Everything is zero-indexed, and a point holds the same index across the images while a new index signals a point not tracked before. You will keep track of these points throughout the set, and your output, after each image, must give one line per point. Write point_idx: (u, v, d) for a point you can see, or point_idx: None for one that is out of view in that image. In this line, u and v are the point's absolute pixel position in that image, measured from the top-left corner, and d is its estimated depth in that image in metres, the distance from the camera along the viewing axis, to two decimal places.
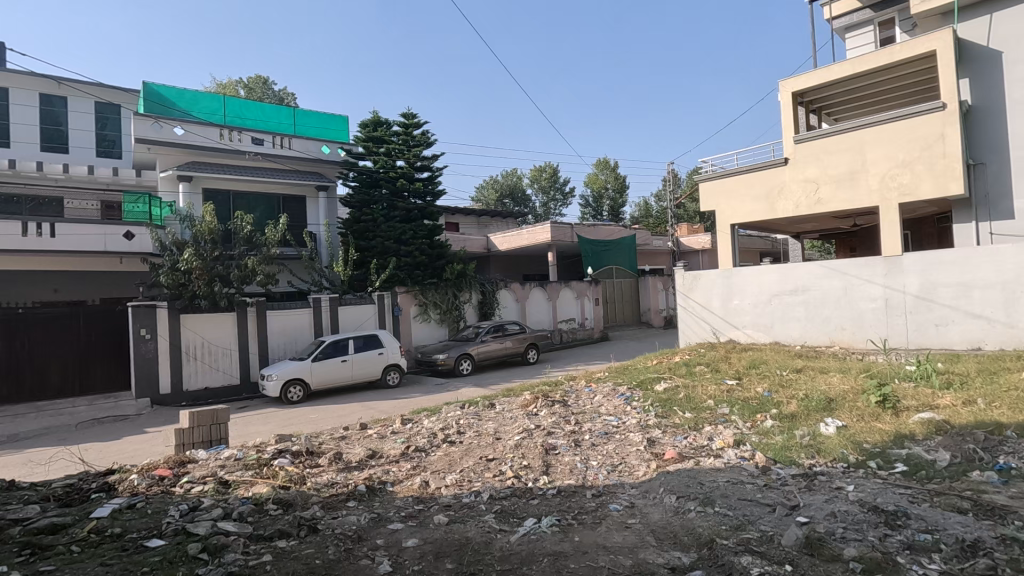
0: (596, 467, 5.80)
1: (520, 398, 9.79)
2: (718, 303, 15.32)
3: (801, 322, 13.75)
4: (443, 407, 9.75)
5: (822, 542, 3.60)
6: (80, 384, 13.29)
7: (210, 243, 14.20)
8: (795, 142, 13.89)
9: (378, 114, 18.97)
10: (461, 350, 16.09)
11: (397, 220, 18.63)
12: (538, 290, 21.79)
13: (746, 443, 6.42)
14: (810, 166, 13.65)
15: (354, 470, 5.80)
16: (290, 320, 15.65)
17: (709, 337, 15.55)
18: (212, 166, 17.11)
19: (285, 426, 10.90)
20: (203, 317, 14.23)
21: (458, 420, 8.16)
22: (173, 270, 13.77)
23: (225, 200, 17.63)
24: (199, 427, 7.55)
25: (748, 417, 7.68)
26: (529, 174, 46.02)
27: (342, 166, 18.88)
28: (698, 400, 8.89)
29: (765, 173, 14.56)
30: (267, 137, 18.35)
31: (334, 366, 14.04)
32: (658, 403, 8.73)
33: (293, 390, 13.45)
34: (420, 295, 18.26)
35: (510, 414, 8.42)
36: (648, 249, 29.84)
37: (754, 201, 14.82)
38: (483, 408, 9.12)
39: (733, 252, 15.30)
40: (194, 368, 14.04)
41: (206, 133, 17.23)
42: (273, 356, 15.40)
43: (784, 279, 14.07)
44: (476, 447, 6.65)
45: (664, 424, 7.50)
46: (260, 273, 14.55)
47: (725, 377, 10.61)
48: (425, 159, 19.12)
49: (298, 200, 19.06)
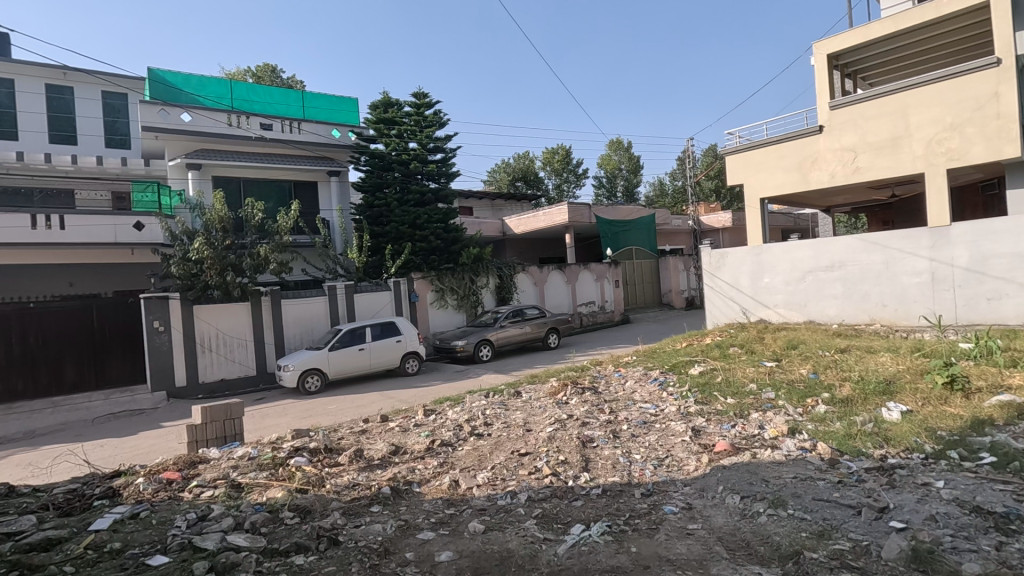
0: (641, 461, 5.28)
1: (548, 385, 9.28)
2: (747, 282, 14.64)
3: (838, 299, 13.03)
4: (465, 396, 9.26)
5: (932, 555, 3.06)
6: (96, 377, 13.07)
7: (221, 232, 13.79)
8: (831, 108, 13.04)
9: (389, 95, 18.36)
10: (480, 336, 15.62)
11: (411, 204, 18.07)
12: (556, 273, 21.18)
13: (802, 432, 5.85)
14: (847, 133, 12.82)
15: (376, 469, 5.35)
16: (305, 309, 15.27)
17: (739, 318, 14.88)
18: (221, 153, 16.70)
19: (304, 418, 10.53)
20: (216, 308, 13.93)
21: (483, 410, 7.68)
22: (184, 261, 13.37)
23: (237, 188, 17.27)
24: (213, 422, 7.27)
25: (798, 401, 7.09)
26: (540, 157, 45.22)
27: (353, 150, 18.33)
28: (739, 384, 8.31)
29: (798, 143, 13.73)
30: (276, 121, 17.79)
31: (351, 355, 13.66)
32: (695, 388, 8.17)
33: (310, 380, 13.10)
34: (437, 281, 17.77)
35: (539, 403, 7.92)
36: (667, 228, 29.01)
37: (785, 172, 14.03)
38: (508, 397, 8.62)
39: (763, 227, 14.57)
40: (209, 360, 13.76)
41: (214, 118, 16.79)
42: (290, 346, 15.07)
43: (819, 254, 13.34)
44: (507, 440, 6.18)
45: (707, 412, 6.94)
46: (273, 261, 14.12)
47: (764, 359, 9.97)
48: (438, 141, 18.45)
49: (309, 186, 18.59)
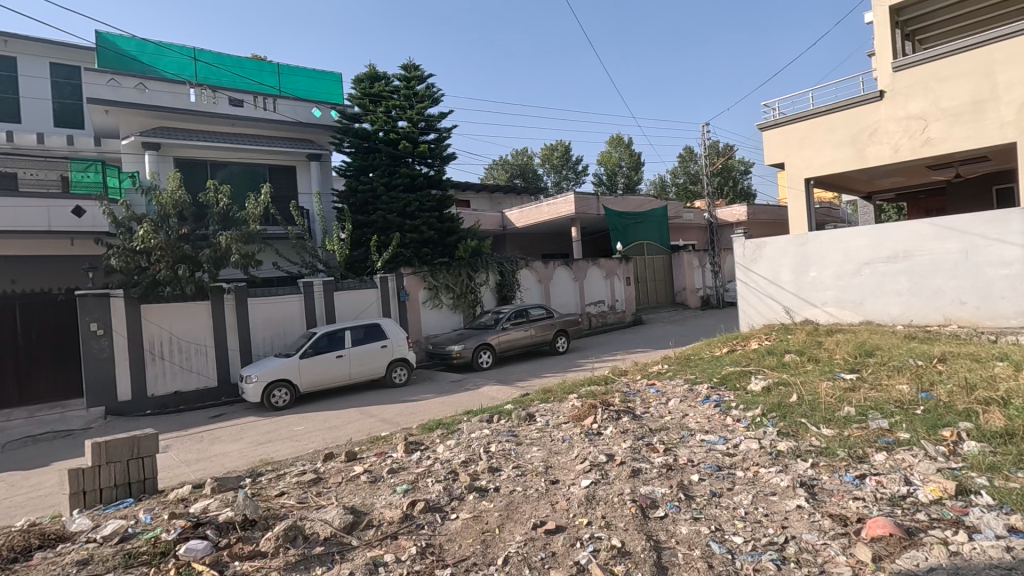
0: (750, 552, 3.26)
1: (568, 404, 7.22)
2: (788, 277, 12.64)
3: (903, 296, 11.02)
4: (462, 419, 7.17)
5: None
6: (18, 392, 10.96)
7: (176, 219, 11.93)
8: (898, 69, 11.04)
9: (375, 67, 16.30)
10: (479, 339, 13.55)
11: (400, 189, 15.99)
12: (562, 268, 19.15)
13: (979, 493, 3.82)
14: (916, 99, 10.83)
15: (317, 569, 3.29)
16: (276, 308, 13.15)
17: (780, 317, 12.85)
18: (183, 132, 14.67)
19: (260, 445, 8.41)
20: (169, 308, 11.83)
21: (488, 445, 5.61)
22: (126, 251, 11.34)
23: (203, 172, 15.25)
24: (111, 465, 5.25)
25: (933, 434, 5.06)
26: (540, 153, 43.33)
27: (336, 130, 16.31)
28: (827, 405, 6.25)
29: (853, 113, 11.71)
30: (247, 97, 15.64)
31: (328, 363, 11.60)
32: (770, 412, 6.11)
33: (278, 394, 11.02)
34: (430, 278, 15.67)
35: (563, 434, 5.86)
36: (678, 223, 26.95)
37: (836, 148, 11.99)
38: (518, 423, 6.53)
39: (809, 213, 12.54)
40: (160, 369, 11.65)
41: (173, 92, 14.67)
42: (259, 352, 12.95)
43: (879, 243, 11.32)
44: (527, 504, 4.13)
45: (805, 452, 4.94)
46: (236, 253, 12.04)
47: (837, 371, 7.93)
48: (430, 120, 16.38)
49: (286, 170, 16.53)
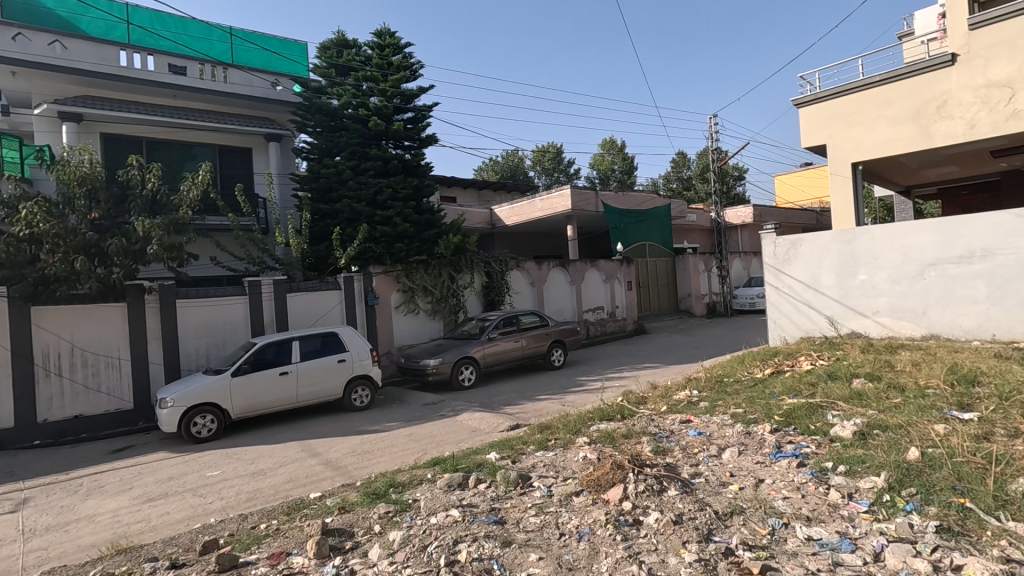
0: None
1: (579, 457, 4.97)
2: (832, 280, 10.52)
3: (980, 304, 9.00)
4: (423, 480, 4.89)
5: None
6: None
7: (84, 200, 9.66)
8: (976, 26, 9.17)
9: (344, 33, 14.10)
10: (460, 351, 11.28)
11: (370, 174, 13.77)
12: (556, 270, 16.97)
13: None
14: (998, 63, 8.98)
15: None
16: (212, 311, 10.80)
17: (821, 329, 10.70)
18: (109, 102, 12.31)
19: (149, 501, 6.04)
20: (70, 311, 9.45)
21: (458, 547, 3.35)
22: (10, 239, 8.98)
23: (135, 150, 12.89)
24: None
25: None
26: (530, 155, 41.15)
27: (297, 108, 14.09)
28: (986, 466, 4.07)
29: (917, 82, 9.76)
30: (192, 63, 13.34)
31: (269, 381, 9.26)
32: (901, 483, 3.91)
33: (201, 422, 8.67)
34: (405, 279, 13.36)
35: (579, 523, 3.61)
36: (680, 224, 24.86)
37: (893, 126, 10.02)
38: (508, 492, 4.31)
39: (855, 206, 10.49)
40: (57, 388, 9.22)
41: (98, 53, 12.28)
42: (189, 365, 10.58)
43: (949, 239, 9.26)
44: None
45: None
46: (158, 242, 9.74)
47: (943, 407, 5.77)
48: (407, 96, 14.18)
49: (239, 153, 14.31)
